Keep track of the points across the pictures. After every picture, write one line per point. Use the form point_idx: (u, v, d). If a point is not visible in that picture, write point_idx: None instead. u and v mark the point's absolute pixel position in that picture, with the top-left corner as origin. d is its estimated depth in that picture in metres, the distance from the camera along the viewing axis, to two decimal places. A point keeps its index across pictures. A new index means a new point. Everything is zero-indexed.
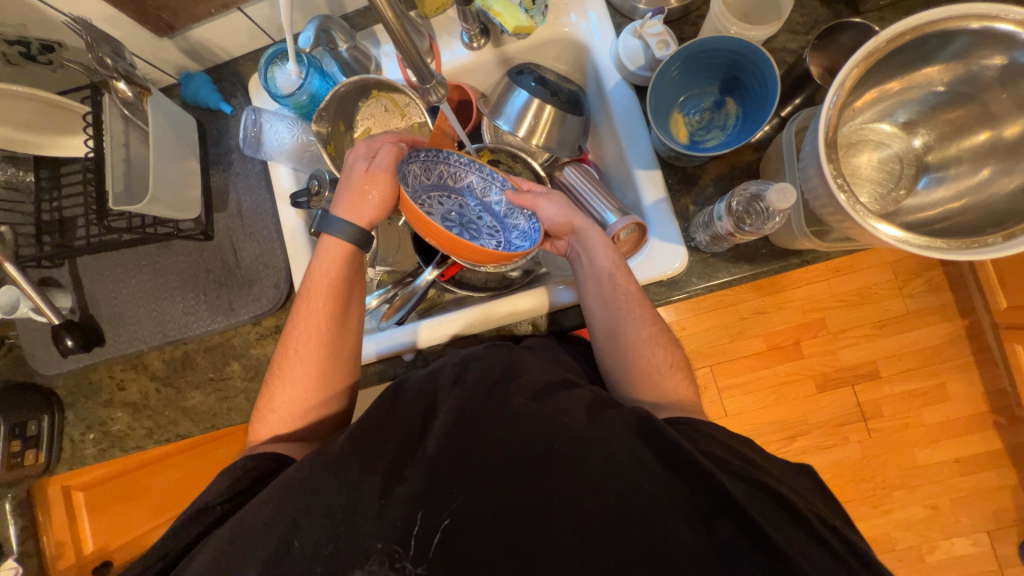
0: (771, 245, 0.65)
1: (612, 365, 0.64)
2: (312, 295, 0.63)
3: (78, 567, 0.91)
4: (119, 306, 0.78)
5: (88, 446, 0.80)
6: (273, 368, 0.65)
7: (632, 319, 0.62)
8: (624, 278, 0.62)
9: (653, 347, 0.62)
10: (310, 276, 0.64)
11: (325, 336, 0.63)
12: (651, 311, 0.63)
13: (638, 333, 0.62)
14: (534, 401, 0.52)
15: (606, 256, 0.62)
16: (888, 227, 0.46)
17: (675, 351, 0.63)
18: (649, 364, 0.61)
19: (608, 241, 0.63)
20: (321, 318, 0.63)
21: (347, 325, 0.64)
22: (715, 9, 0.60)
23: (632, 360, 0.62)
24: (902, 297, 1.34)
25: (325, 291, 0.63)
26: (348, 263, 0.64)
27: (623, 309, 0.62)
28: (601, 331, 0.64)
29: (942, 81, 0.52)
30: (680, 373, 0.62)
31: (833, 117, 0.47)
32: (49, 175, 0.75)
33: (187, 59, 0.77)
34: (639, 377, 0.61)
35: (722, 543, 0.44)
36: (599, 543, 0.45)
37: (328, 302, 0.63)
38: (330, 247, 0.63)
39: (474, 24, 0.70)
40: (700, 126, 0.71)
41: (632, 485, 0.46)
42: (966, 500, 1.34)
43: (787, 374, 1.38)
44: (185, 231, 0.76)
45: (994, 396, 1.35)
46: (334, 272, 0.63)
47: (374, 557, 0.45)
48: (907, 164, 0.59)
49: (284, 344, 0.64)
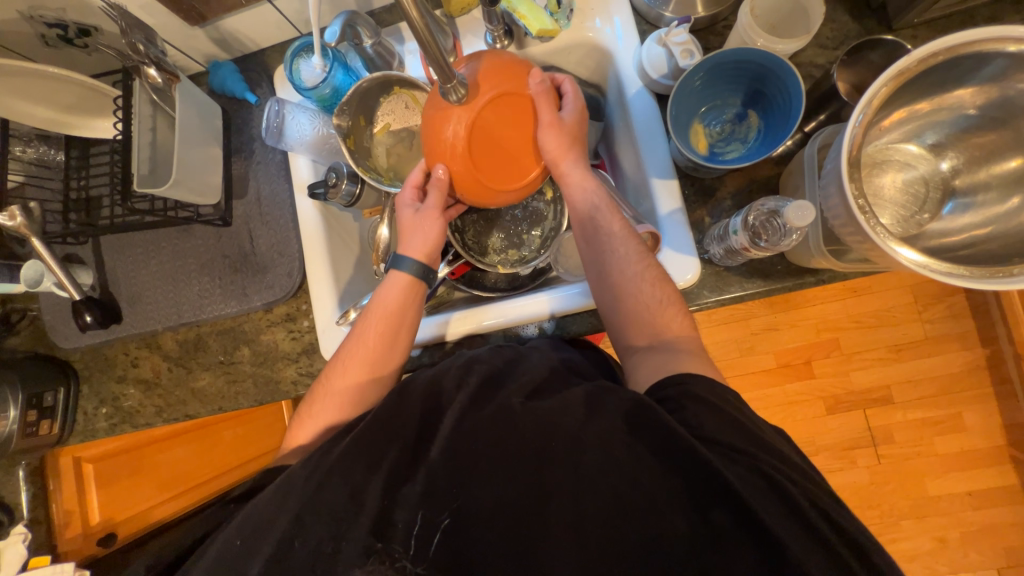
0: (786, 262, 0.64)
1: (607, 306, 0.62)
2: (370, 317, 0.64)
3: (85, 538, 0.91)
4: (137, 285, 0.80)
5: (100, 420, 0.82)
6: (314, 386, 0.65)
7: (617, 256, 0.61)
8: (607, 217, 0.63)
9: (641, 284, 0.59)
10: (372, 298, 0.65)
11: (371, 360, 0.63)
12: (639, 248, 0.61)
13: (626, 270, 0.60)
14: (536, 400, 0.52)
15: (592, 197, 0.64)
16: (908, 250, 0.45)
17: (669, 288, 0.60)
18: (637, 302, 0.59)
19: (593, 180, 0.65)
20: (372, 338, 0.63)
21: (391, 354, 0.64)
22: (743, 21, 0.60)
23: (623, 300, 0.60)
24: (920, 321, 1.31)
25: (386, 319, 0.63)
26: (414, 299, 0.65)
27: (607, 248, 0.62)
28: (591, 273, 0.64)
29: (974, 104, 0.50)
30: (674, 310, 0.59)
31: (858, 136, 0.46)
32: (79, 154, 0.78)
33: (215, 49, 0.78)
34: (634, 324, 0.60)
35: (723, 537, 0.41)
36: (601, 550, 0.43)
37: (386, 330, 0.63)
38: (394, 281, 0.65)
39: (498, 25, 0.69)
40: (720, 137, 0.70)
41: (630, 492, 0.44)
42: (976, 534, 1.30)
43: (796, 393, 1.35)
44: (205, 217, 0.77)
45: (1012, 429, 1.30)
46: (400, 304, 0.64)
47: (375, 557, 0.45)
48: (932, 188, 0.57)
49: (335, 358, 0.65)
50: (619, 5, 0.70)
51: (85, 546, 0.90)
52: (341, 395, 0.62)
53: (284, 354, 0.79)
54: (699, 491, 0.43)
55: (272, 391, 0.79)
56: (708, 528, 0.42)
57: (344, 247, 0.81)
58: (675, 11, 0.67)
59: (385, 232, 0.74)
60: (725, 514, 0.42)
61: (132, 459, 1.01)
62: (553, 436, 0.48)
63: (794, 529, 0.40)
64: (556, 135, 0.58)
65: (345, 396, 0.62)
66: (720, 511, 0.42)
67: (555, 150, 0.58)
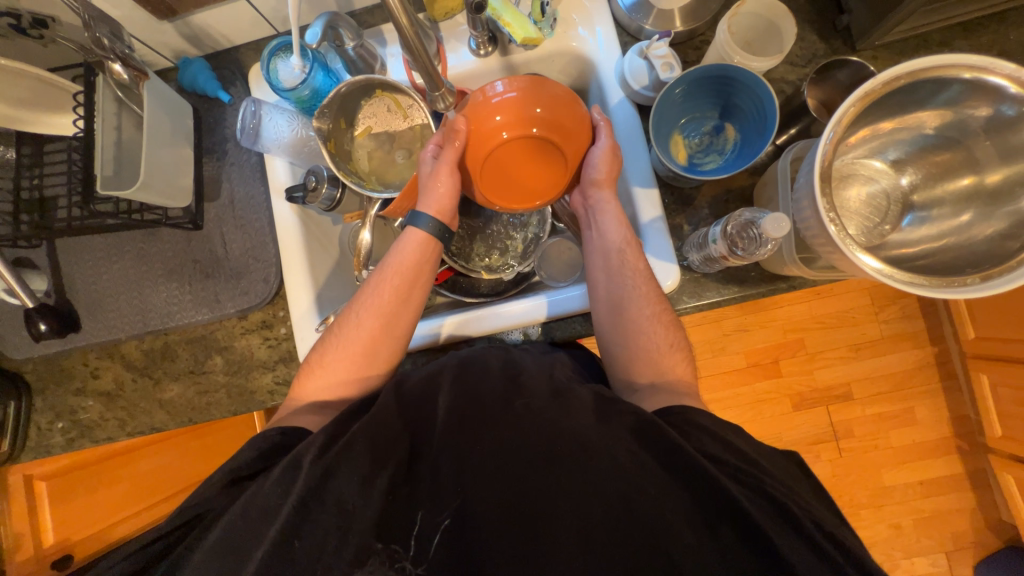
0: (759, 268, 0.67)
1: (612, 337, 0.63)
2: (385, 274, 0.62)
3: (36, 562, 0.86)
4: (98, 292, 0.76)
5: (55, 435, 0.77)
6: (309, 357, 0.63)
7: (635, 293, 0.62)
8: (633, 256, 0.63)
9: (654, 326, 0.61)
10: (385, 261, 0.63)
11: (383, 323, 0.62)
12: (657, 291, 0.63)
13: (642, 310, 0.61)
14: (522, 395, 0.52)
15: (619, 233, 0.64)
16: (869, 258, 0.48)
17: (676, 332, 0.62)
18: (648, 340, 0.61)
19: (622, 217, 0.64)
20: (386, 303, 0.62)
21: (404, 314, 0.63)
22: (721, 37, 0.62)
23: (632, 335, 0.62)
24: (878, 322, 1.40)
25: (400, 276, 0.62)
26: (427, 257, 0.64)
27: (628, 282, 0.62)
28: (602, 301, 0.64)
29: (932, 125, 0.54)
30: (678, 353, 0.61)
31: (829, 152, 0.48)
32: (31, 151, 0.72)
33: (185, 44, 0.75)
34: (636, 355, 0.61)
35: (716, 529, 0.43)
36: (603, 539, 0.44)
37: (399, 286, 0.62)
38: (409, 239, 0.63)
39: (483, 32, 0.70)
40: (699, 148, 0.72)
41: (624, 489, 0.45)
42: (928, 521, 1.39)
43: (764, 391, 1.41)
44: (174, 219, 0.74)
45: (957, 421, 1.40)
46: (416, 262, 0.63)
47: (374, 557, 0.43)
48: (893, 201, 0.60)
49: (342, 318, 0.63)
50: (601, 16, 0.71)
51: (36, 569, 0.86)
52: (353, 347, 0.61)
53: (260, 362, 0.76)
54: (693, 486, 0.44)
55: (247, 401, 0.76)
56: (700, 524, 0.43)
57: (323, 251, 0.79)
58: (655, 24, 0.69)
59: (368, 237, 0.70)
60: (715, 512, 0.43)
61: (88, 476, 0.95)
62: (545, 434, 0.48)
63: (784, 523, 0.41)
64: (605, 159, 0.62)
65: (357, 346, 0.61)
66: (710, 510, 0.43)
67: (602, 172, 0.62)
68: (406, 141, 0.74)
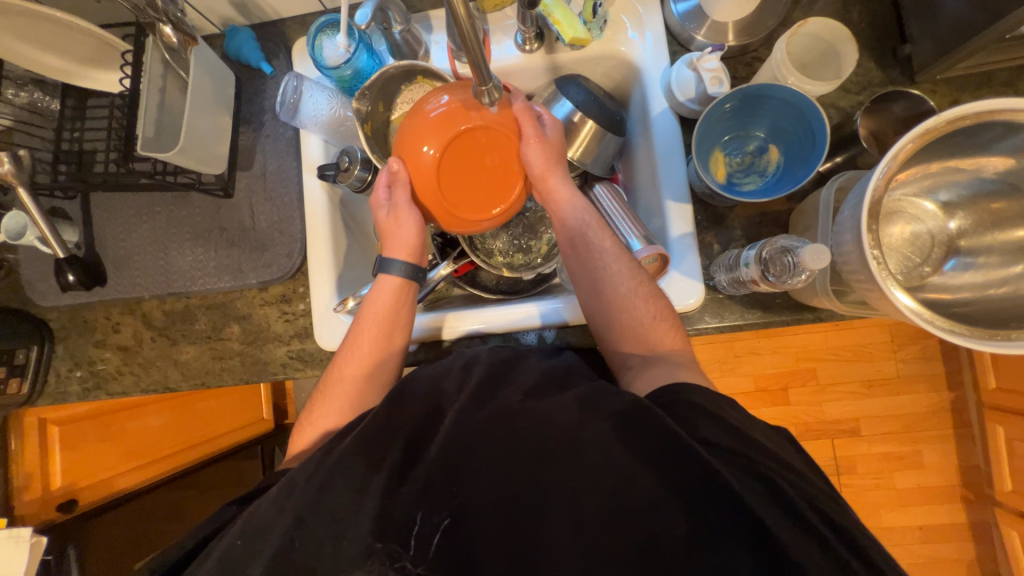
0: (786, 296, 0.65)
1: (600, 325, 0.63)
2: (362, 325, 0.63)
3: (44, 503, 0.87)
4: (126, 249, 0.77)
5: (73, 383, 0.79)
6: (303, 415, 0.63)
7: (611, 274, 0.61)
8: (598, 235, 0.64)
9: (634, 300, 0.60)
10: (361, 310, 0.64)
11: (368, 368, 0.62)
12: (631, 264, 0.62)
13: (619, 286, 0.61)
14: (539, 402, 0.51)
15: (580, 215, 0.65)
16: (905, 296, 0.46)
17: (659, 302, 0.61)
18: (632, 318, 0.60)
19: (580, 199, 0.65)
20: (367, 348, 0.62)
21: (388, 358, 0.63)
22: (777, 56, 0.60)
23: (615, 315, 0.61)
24: (896, 360, 1.36)
25: (379, 321, 0.63)
26: (404, 298, 0.65)
27: (600, 265, 0.62)
28: (582, 288, 0.64)
29: (991, 170, 0.52)
30: (667, 325, 0.60)
31: (881, 187, 0.47)
32: (75, 104, 0.74)
33: (233, 12, 0.75)
34: (626, 334, 0.61)
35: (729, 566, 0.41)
36: (609, 556, 0.43)
37: (378, 331, 0.63)
38: (383, 284, 0.64)
39: (530, 28, 0.68)
40: (739, 168, 0.70)
41: (634, 510, 0.44)
42: (922, 566, 1.37)
43: (770, 418, 1.39)
44: (206, 185, 0.74)
45: (967, 470, 1.37)
46: (391, 304, 0.64)
47: (374, 557, 0.44)
48: (937, 244, 0.58)
49: (325, 378, 0.63)
50: (653, 21, 0.70)
51: (43, 510, 0.87)
52: (338, 400, 0.60)
53: (276, 335, 0.77)
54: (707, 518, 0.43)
55: (259, 372, 0.77)
56: (714, 556, 0.41)
57: (347, 232, 0.79)
58: (708, 36, 0.67)
59: None
60: (731, 548, 0.41)
61: (97, 426, 0.98)
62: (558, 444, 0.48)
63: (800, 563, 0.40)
64: (541, 150, 0.60)
65: (342, 399, 0.60)
66: (723, 545, 0.42)
67: (543, 165, 0.61)
68: None
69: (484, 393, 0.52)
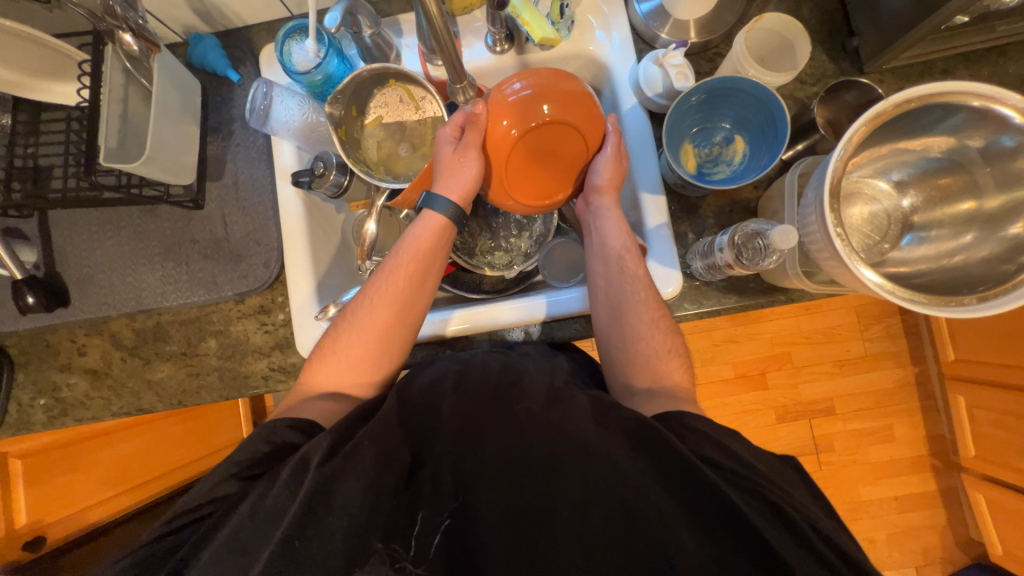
0: (759, 279, 0.68)
1: (612, 345, 0.64)
2: (400, 262, 0.61)
3: (8, 540, 0.81)
4: (90, 267, 0.74)
5: (36, 412, 0.75)
6: (321, 343, 0.62)
7: (635, 301, 0.62)
8: (633, 262, 0.63)
9: (653, 331, 0.61)
10: (401, 245, 0.62)
11: (399, 309, 0.61)
12: (656, 297, 0.63)
13: (640, 316, 0.61)
14: (529, 397, 0.52)
15: (620, 238, 0.64)
16: (870, 272, 0.49)
17: (675, 338, 0.62)
18: (647, 346, 0.61)
19: (623, 224, 0.65)
20: (401, 284, 0.61)
21: (418, 302, 0.62)
22: (737, 51, 0.63)
23: (630, 340, 0.62)
24: (863, 339, 1.43)
25: (415, 261, 0.61)
26: (442, 240, 0.63)
27: (629, 289, 0.62)
28: (602, 308, 0.64)
29: (936, 149, 0.55)
30: (676, 358, 0.62)
31: (839, 168, 0.49)
32: (28, 119, 0.70)
33: (197, 20, 0.74)
34: (632, 358, 0.62)
35: (722, 541, 0.42)
36: (604, 536, 0.45)
37: (413, 276, 0.61)
38: (427, 221, 0.62)
39: (501, 28, 0.70)
40: (708, 158, 0.73)
41: (629, 493, 0.45)
42: (900, 536, 1.43)
43: (751, 402, 1.43)
44: (175, 198, 0.72)
45: (933, 440, 1.44)
46: (429, 247, 0.62)
47: (375, 556, 0.43)
48: (893, 221, 0.62)
49: (355, 301, 0.62)
50: (618, 21, 0.72)
51: (8, 549, 0.81)
52: (369, 334, 0.60)
53: (255, 347, 0.75)
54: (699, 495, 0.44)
55: (239, 386, 0.75)
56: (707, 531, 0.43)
57: (325, 239, 0.78)
58: (671, 33, 0.69)
59: (374, 227, 0.70)
60: (727, 523, 0.42)
61: (66, 457, 0.92)
62: (550, 434, 0.48)
63: (792, 528, 0.41)
64: (610, 166, 0.63)
65: (373, 333, 0.60)
66: (718, 520, 0.43)
67: (605, 179, 0.63)
68: (416, 134, 0.73)
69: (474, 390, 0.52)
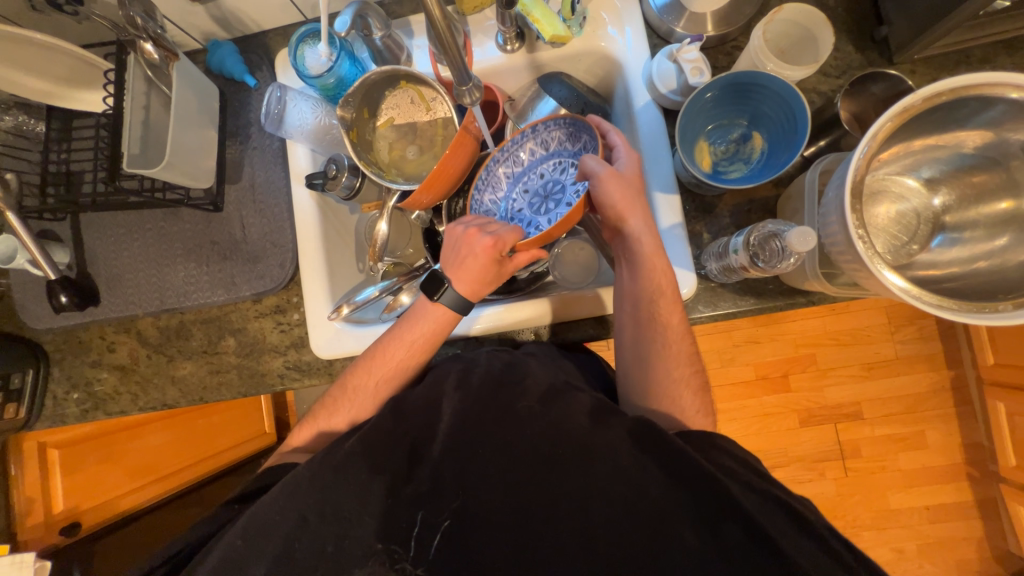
0: (778, 281, 0.65)
1: (632, 381, 0.63)
2: (401, 340, 0.62)
3: (45, 527, 0.86)
4: (117, 267, 0.77)
5: (71, 405, 0.79)
6: (320, 402, 0.65)
7: (666, 352, 0.60)
8: (667, 311, 0.60)
9: (682, 386, 0.59)
10: (405, 323, 0.63)
11: (395, 382, 0.62)
12: (689, 349, 0.61)
13: (670, 369, 0.59)
14: (536, 403, 0.52)
15: (659, 280, 0.59)
16: (895, 276, 0.46)
17: (704, 396, 0.60)
18: (675, 402, 0.58)
19: (662, 264, 0.60)
20: (401, 364, 0.62)
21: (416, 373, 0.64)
22: (755, 44, 0.61)
23: (654, 387, 0.60)
24: (893, 342, 1.37)
25: (419, 343, 0.63)
26: (444, 330, 0.63)
27: (660, 340, 0.60)
28: (628, 347, 0.63)
29: (971, 144, 0.52)
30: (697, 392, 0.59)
31: (862, 167, 0.47)
32: (61, 126, 0.74)
33: (215, 26, 0.75)
34: (650, 392, 0.60)
35: (728, 551, 0.41)
36: (610, 544, 0.43)
37: (415, 352, 0.63)
38: (429, 308, 0.63)
39: (511, 27, 0.69)
40: (724, 156, 0.70)
41: (633, 503, 0.44)
42: (931, 547, 1.37)
43: (772, 405, 1.39)
44: (195, 200, 0.75)
45: (969, 448, 1.37)
46: (428, 336, 0.63)
47: (374, 557, 0.45)
48: (923, 221, 0.59)
49: (353, 372, 0.63)
50: (631, 16, 0.70)
51: (45, 535, 0.86)
52: (363, 397, 0.62)
53: (272, 346, 0.77)
54: (706, 503, 0.43)
55: (256, 383, 0.77)
56: (714, 543, 0.41)
57: (340, 240, 0.80)
58: (686, 27, 0.67)
59: (385, 228, 0.71)
60: (736, 533, 0.41)
61: (98, 446, 0.97)
62: (553, 439, 0.48)
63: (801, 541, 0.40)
64: (618, 185, 0.59)
65: (366, 399, 0.62)
66: (725, 529, 0.41)
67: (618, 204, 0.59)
68: (426, 135, 0.74)
69: (481, 394, 0.53)
